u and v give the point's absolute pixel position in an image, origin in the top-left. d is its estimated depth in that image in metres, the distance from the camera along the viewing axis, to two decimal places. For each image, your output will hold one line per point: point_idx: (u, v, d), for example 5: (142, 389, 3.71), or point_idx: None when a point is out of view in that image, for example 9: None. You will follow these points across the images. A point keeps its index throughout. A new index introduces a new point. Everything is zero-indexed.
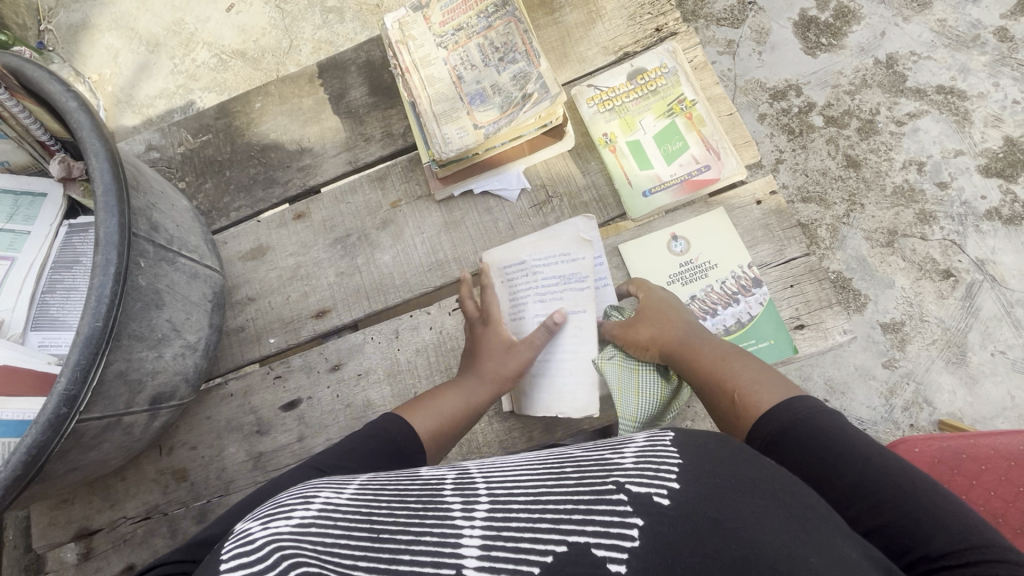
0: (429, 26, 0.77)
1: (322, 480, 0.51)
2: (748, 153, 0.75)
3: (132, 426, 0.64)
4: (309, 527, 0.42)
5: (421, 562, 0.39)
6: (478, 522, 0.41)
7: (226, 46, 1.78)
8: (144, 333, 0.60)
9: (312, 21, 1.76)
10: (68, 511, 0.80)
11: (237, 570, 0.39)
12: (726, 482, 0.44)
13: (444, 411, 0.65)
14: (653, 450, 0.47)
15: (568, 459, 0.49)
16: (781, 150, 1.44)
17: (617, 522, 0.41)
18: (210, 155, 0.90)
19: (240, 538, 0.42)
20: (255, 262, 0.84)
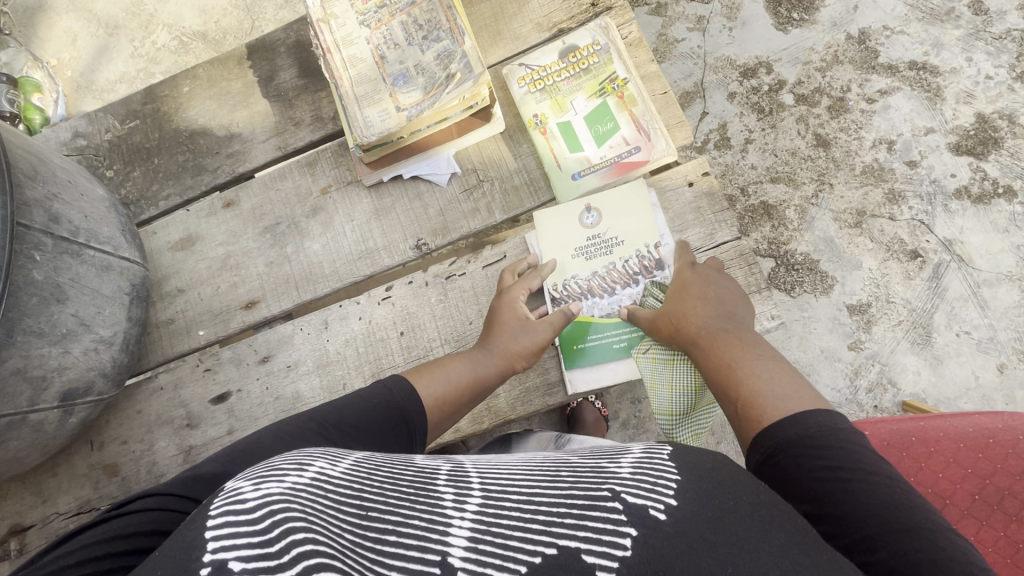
0: (351, 3, 0.74)
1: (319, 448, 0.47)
2: (681, 134, 0.72)
3: (43, 423, 0.63)
4: (302, 491, 0.39)
5: (406, 544, 0.37)
6: (469, 514, 0.40)
7: (187, 28, 1.73)
8: (43, 329, 0.58)
9: (274, 1, 1.71)
10: (0, 507, 0.79)
11: (220, 529, 0.35)
12: (726, 505, 0.42)
13: (445, 380, 0.63)
14: (651, 461, 0.45)
15: (564, 463, 0.48)
16: (750, 129, 1.40)
17: (611, 530, 0.39)
18: (137, 142, 0.87)
19: (229, 496, 0.38)
20: (185, 252, 0.82)
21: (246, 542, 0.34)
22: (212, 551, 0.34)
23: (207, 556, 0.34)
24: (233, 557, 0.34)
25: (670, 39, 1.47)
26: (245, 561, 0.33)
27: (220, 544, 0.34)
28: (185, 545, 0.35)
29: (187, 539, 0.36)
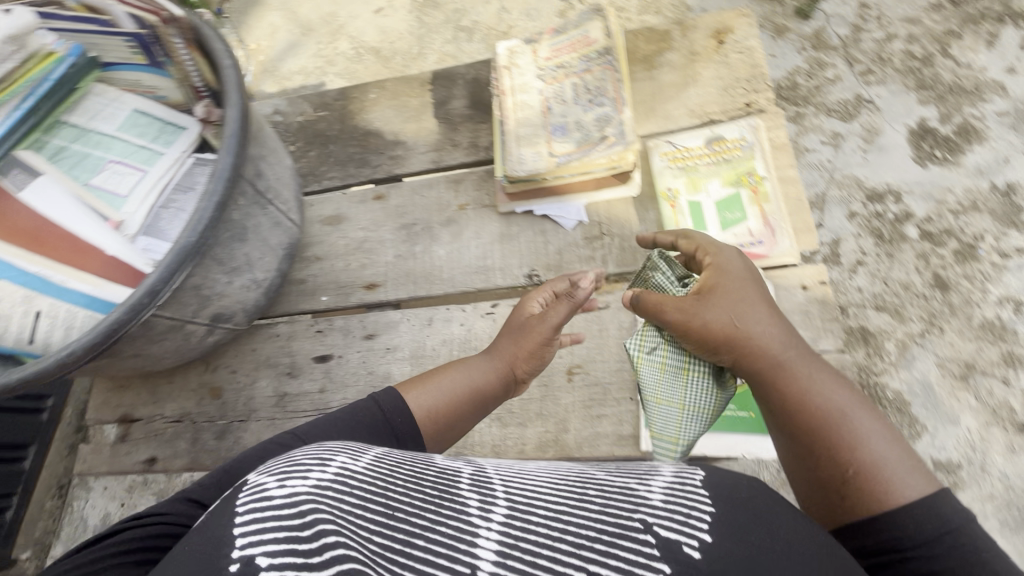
0: (535, 58, 0.86)
1: (335, 443, 0.47)
2: (807, 239, 0.75)
3: (192, 335, 0.74)
4: (326, 489, 0.39)
5: (435, 552, 0.38)
6: (496, 527, 0.40)
7: (365, 42, 1.99)
8: (224, 259, 0.70)
9: (444, 36, 1.93)
10: (120, 396, 0.92)
11: (247, 527, 0.36)
12: (762, 544, 0.41)
13: (440, 395, 0.66)
14: (683, 487, 0.44)
15: (589, 478, 0.47)
16: (864, 252, 1.24)
17: (643, 563, 0.39)
18: (321, 129, 1.02)
19: (255, 491, 0.39)
20: (331, 228, 0.94)
21: (273, 538, 0.35)
22: (242, 546, 0.35)
23: (236, 552, 0.35)
24: (261, 553, 0.34)
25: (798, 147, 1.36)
26: (272, 557, 0.34)
27: (250, 540, 0.35)
28: (215, 542, 0.36)
29: (218, 536, 0.37)
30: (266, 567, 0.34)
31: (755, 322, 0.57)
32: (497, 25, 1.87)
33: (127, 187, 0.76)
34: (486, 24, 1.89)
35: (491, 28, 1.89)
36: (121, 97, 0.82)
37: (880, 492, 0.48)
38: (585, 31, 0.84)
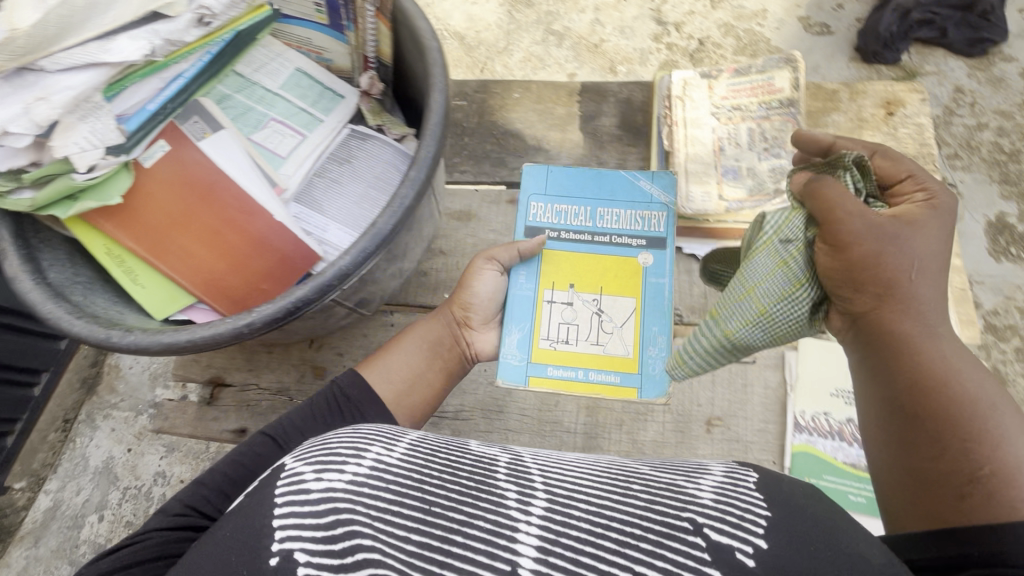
0: (710, 94, 0.84)
1: (370, 428, 0.54)
2: (970, 332, 0.73)
3: (333, 316, 0.71)
4: (362, 487, 0.46)
5: (473, 548, 0.44)
6: (535, 523, 0.45)
7: (451, 27, 1.79)
8: (392, 246, 0.67)
9: (533, 35, 1.75)
10: (211, 356, 0.88)
11: (286, 520, 0.45)
12: (822, 556, 0.42)
13: (404, 364, 0.69)
14: (735, 489, 0.47)
15: (633, 474, 0.52)
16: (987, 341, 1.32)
17: (692, 566, 0.42)
18: (458, 118, 0.98)
19: (292, 481, 0.47)
20: (459, 224, 0.92)
21: (312, 537, 0.43)
22: (281, 539, 0.44)
23: (275, 546, 0.44)
24: (300, 549, 0.43)
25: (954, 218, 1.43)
26: (310, 555, 0.43)
27: (289, 533, 0.44)
28: (253, 532, 0.45)
29: (256, 526, 0.45)
30: (303, 562, 0.42)
31: (948, 343, 0.50)
32: (590, 36, 1.72)
33: (287, 149, 0.74)
34: (579, 32, 1.72)
35: (584, 37, 1.72)
36: (286, 53, 0.78)
37: (989, 444, 0.46)
38: (769, 78, 0.82)
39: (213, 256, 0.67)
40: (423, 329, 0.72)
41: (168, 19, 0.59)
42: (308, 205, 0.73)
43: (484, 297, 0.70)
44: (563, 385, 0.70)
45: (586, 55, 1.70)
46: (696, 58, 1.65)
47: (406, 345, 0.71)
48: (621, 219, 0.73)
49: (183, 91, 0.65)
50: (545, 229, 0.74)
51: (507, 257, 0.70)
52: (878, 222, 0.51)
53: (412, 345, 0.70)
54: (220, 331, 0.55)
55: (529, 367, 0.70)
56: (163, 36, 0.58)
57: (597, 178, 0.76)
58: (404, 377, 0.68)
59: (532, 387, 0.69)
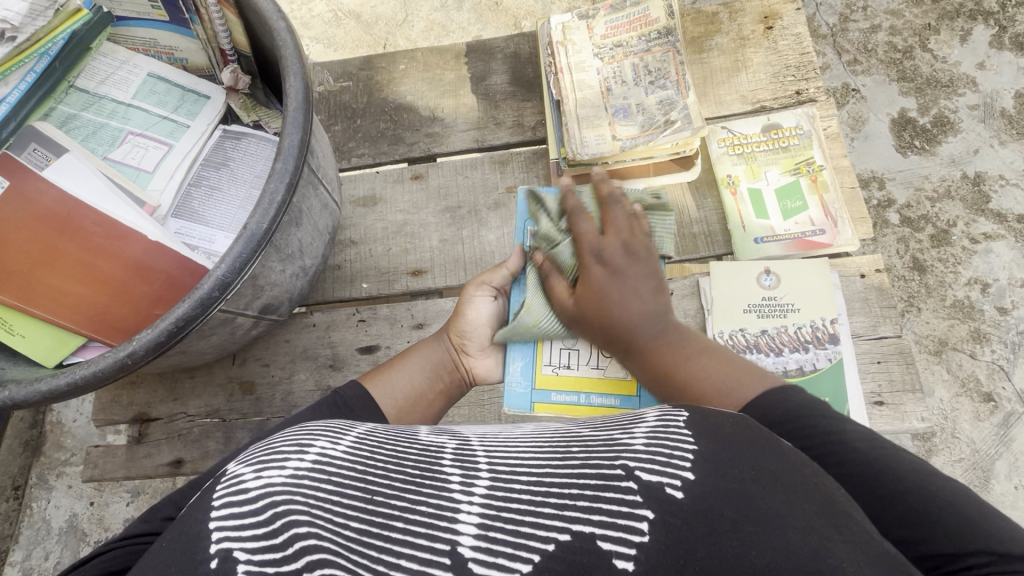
0: (590, 35, 0.82)
1: (318, 425, 0.49)
2: (863, 228, 0.77)
3: (238, 327, 0.68)
4: (302, 480, 0.41)
5: (414, 533, 0.39)
6: (477, 501, 0.40)
7: (344, 5, 1.71)
8: (282, 245, 0.64)
9: (431, 2, 1.68)
10: (131, 393, 0.83)
11: (224, 521, 0.39)
12: (752, 478, 0.39)
13: (410, 381, 0.68)
14: (666, 429, 0.43)
15: (573, 437, 0.47)
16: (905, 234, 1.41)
17: (626, 512, 0.39)
18: (346, 100, 0.93)
19: (232, 482, 0.42)
20: (366, 209, 0.89)
21: (251, 535, 0.38)
22: (217, 538, 0.38)
23: (213, 547, 0.38)
24: (239, 548, 0.37)
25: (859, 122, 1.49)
26: (250, 553, 0.37)
27: (225, 534, 0.38)
28: (191, 536, 0.39)
29: (195, 529, 0.39)
30: (243, 562, 0.36)
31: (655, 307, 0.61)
32: None
33: (152, 163, 0.69)
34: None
35: None
36: (133, 59, 0.72)
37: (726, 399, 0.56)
38: (645, 10, 0.81)
39: (88, 291, 0.62)
40: (426, 350, 0.71)
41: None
42: (189, 218, 0.69)
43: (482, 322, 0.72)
44: (568, 409, 0.75)
45: (488, 14, 1.66)
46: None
47: (414, 361, 0.70)
48: None
49: (13, 118, 0.63)
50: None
51: (501, 280, 0.73)
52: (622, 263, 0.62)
53: (419, 362, 0.70)
54: (100, 365, 0.52)
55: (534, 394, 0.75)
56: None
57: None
58: (408, 394, 0.67)
59: (537, 412, 0.74)
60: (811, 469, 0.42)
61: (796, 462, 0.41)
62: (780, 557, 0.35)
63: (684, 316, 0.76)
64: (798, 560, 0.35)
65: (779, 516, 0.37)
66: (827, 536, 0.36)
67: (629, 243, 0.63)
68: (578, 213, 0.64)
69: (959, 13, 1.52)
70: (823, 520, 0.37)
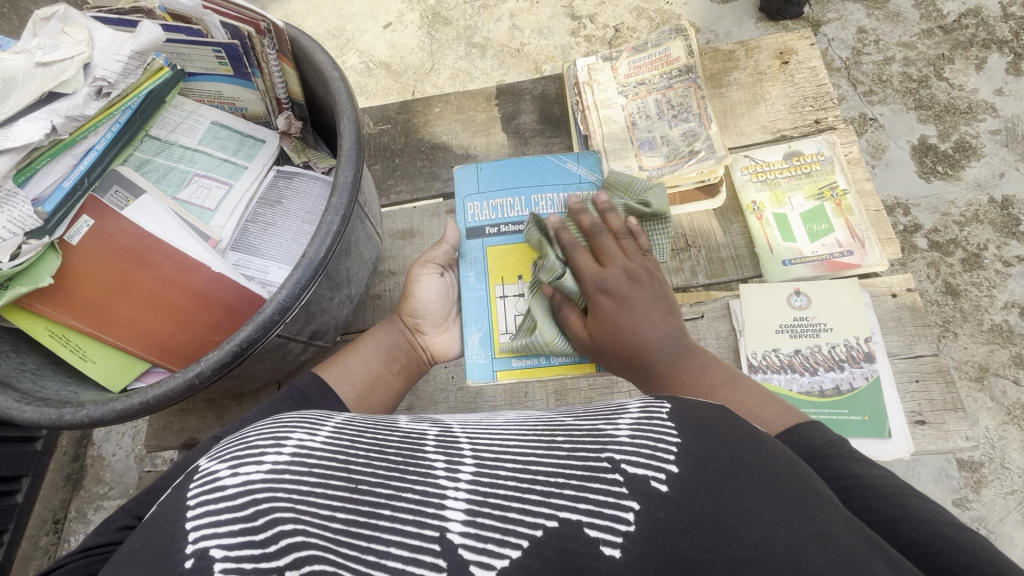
0: (614, 75, 0.87)
1: (292, 416, 0.49)
2: (891, 249, 0.79)
3: (289, 352, 0.72)
4: (283, 474, 0.41)
5: (402, 520, 0.40)
6: (463, 488, 0.42)
7: (375, 57, 1.83)
8: (332, 274, 0.68)
9: (456, 51, 1.79)
10: (182, 420, 0.87)
11: (201, 519, 0.39)
12: (727, 467, 0.40)
13: (363, 365, 0.71)
14: (651, 422, 0.45)
15: (558, 426, 0.48)
16: (934, 258, 1.40)
17: (613, 503, 0.40)
18: (385, 142, 1.00)
19: (207, 481, 0.42)
20: (404, 242, 0.94)
21: (228, 530, 0.38)
22: (194, 539, 0.38)
23: (189, 546, 0.38)
24: (216, 545, 0.37)
25: (879, 151, 1.51)
26: (228, 549, 0.37)
27: (202, 534, 0.38)
28: (165, 536, 0.39)
29: (169, 529, 0.40)
30: (221, 558, 0.37)
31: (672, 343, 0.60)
32: (510, 42, 1.77)
33: (215, 201, 0.75)
34: (500, 41, 1.78)
35: (505, 44, 1.78)
36: (199, 110, 0.80)
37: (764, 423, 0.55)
38: (666, 50, 0.87)
39: (156, 319, 0.67)
40: (379, 334, 0.74)
41: (66, 96, 0.64)
42: (247, 251, 0.74)
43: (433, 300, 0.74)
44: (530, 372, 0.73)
45: (510, 60, 1.76)
46: (615, 44, 1.71)
47: (367, 346, 0.73)
48: (556, 204, 0.77)
49: (98, 163, 0.69)
50: (485, 226, 0.77)
51: (443, 257, 0.74)
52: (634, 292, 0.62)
53: (372, 346, 0.72)
54: (172, 385, 0.56)
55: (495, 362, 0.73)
56: (62, 113, 0.63)
57: (528, 166, 0.79)
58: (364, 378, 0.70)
59: (500, 379, 0.73)
60: (793, 459, 0.42)
61: (774, 455, 0.42)
62: (758, 548, 0.35)
63: (717, 338, 0.77)
64: (775, 555, 0.35)
65: (755, 505, 0.38)
66: (801, 528, 0.36)
67: (630, 269, 0.63)
68: (597, 230, 0.66)
69: (972, 42, 1.56)
70: (796, 514, 0.37)
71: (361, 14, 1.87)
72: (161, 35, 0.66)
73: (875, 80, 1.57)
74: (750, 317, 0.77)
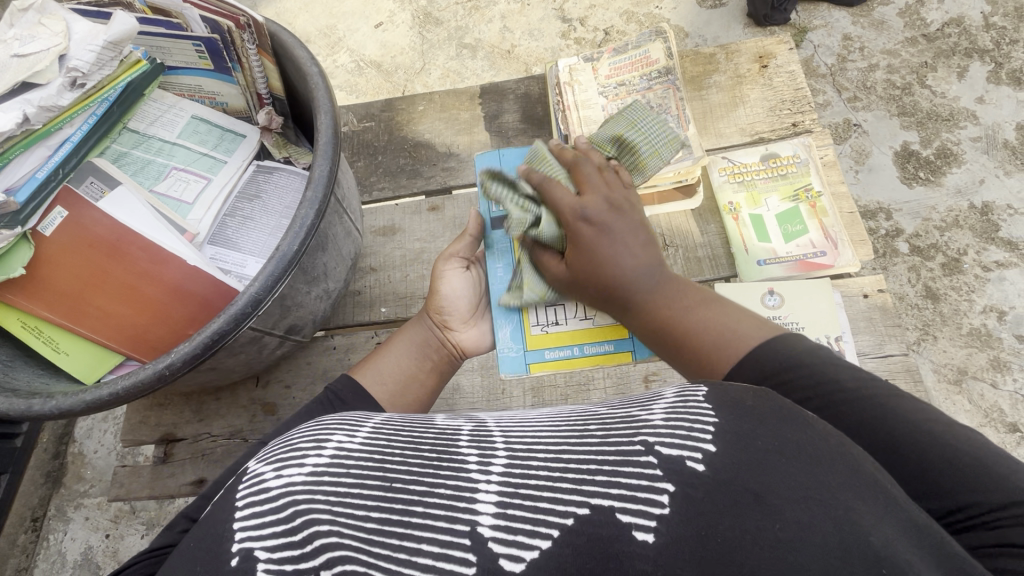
0: (595, 75, 0.88)
1: (333, 418, 0.51)
2: (863, 250, 0.80)
3: (265, 346, 0.72)
4: (322, 477, 0.43)
5: (435, 516, 0.41)
6: (495, 479, 0.42)
7: (366, 56, 1.84)
8: (308, 268, 0.68)
9: (447, 52, 1.80)
10: (158, 414, 0.87)
11: (247, 521, 0.42)
12: (770, 447, 0.40)
13: (395, 365, 0.70)
14: (685, 404, 0.44)
15: (591, 416, 0.49)
16: (914, 262, 1.42)
17: (647, 487, 0.40)
18: (368, 139, 1.00)
19: (253, 482, 0.45)
20: (385, 239, 0.94)
21: (272, 533, 0.41)
22: (240, 539, 0.41)
23: (235, 545, 0.41)
24: (260, 547, 0.40)
25: (862, 156, 1.53)
26: (270, 551, 0.40)
27: (247, 534, 0.41)
28: (217, 536, 0.43)
29: (219, 529, 0.43)
30: (264, 559, 0.40)
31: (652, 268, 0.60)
32: (501, 43, 1.78)
33: (193, 195, 0.75)
34: (490, 42, 1.79)
35: (495, 45, 1.79)
36: (179, 103, 0.80)
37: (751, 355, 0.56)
38: (646, 52, 0.88)
39: (131, 311, 0.66)
40: (409, 332, 0.73)
41: (41, 87, 0.64)
42: (224, 245, 0.74)
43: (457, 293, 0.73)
44: (563, 364, 0.75)
45: (501, 61, 1.77)
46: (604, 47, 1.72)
47: (396, 346, 0.72)
48: None
49: (73, 155, 0.68)
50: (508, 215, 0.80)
51: (468, 251, 0.75)
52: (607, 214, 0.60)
53: (405, 346, 0.72)
54: (143, 377, 0.56)
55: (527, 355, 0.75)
56: (36, 103, 0.62)
57: None
58: (395, 377, 0.69)
59: (534, 371, 0.75)
60: (837, 438, 0.43)
61: (823, 434, 0.42)
62: (805, 530, 0.36)
63: None
64: (825, 536, 0.36)
65: (800, 485, 0.38)
66: (853, 506, 0.37)
67: (611, 198, 0.62)
68: (580, 159, 0.64)
69: (954, 51, 1.58)
70: (848, 492, 0.38)
71: (352, 13, 1.87)
72: (135, 27, 0.66)
73: (858, 86, 1.59)
74: None
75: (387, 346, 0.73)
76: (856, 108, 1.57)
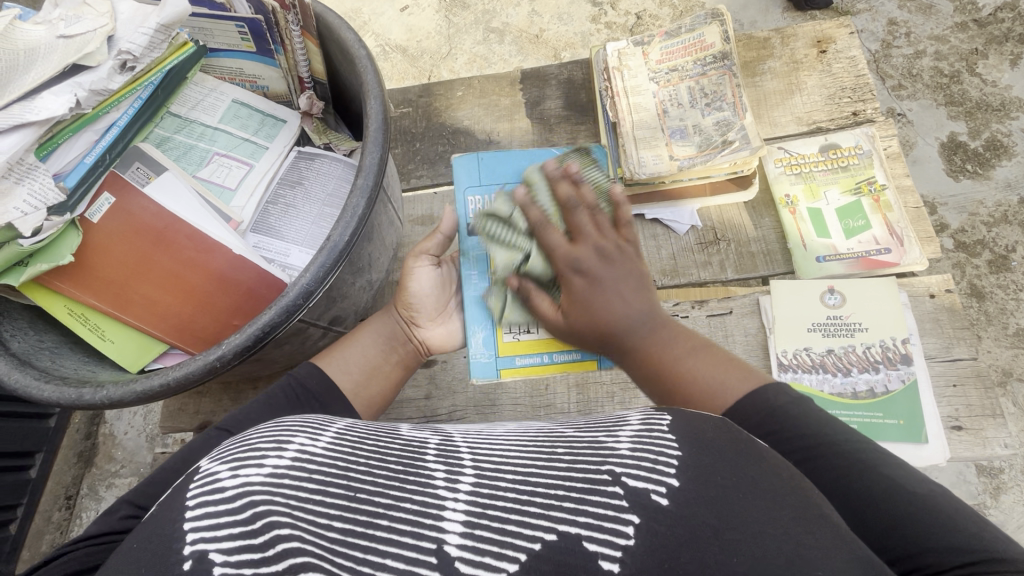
0: (646, 60, 0.84)
1: (295, 419, 0.48)
2: (930, 248, 0.76)
3: (309, 337, 0.70)
4: (282, 478, 0.39)
5: (400, 531, 0.38)
6: (462, 498, 0.40)
7: (391, 40, 1.80)
8: (355, 259, 0.67)
9: (474, 36, 1.76)
10: (197, 402, 0.87)
11: (200, 521, 0.37)
12: (727, 482, 0.40)
13: (360, 358, 0.68)
14: (651, 434, 0.43)
15: (558, 437, 0.47)
16: (959, 259, 1.37)
17: (613, 516, 0.38)
18: (406, 125, 0.97)
19: (206, 481, 0.40)
20: (423, 228, 0.92)
21: (228, 534, 0.36)
22: (193, 540, 0.36)
23: (187, 548, 0.36)
24: (215, 548, 0.35)
25: (907, 148, 1.47)
26: (227, 553, 0.35)
27: (201, 535, 0.36)
28: (164, 537, 0.37)
29: (164, 531, 0.38)
30: (220, 563, 0.35)
31: (645, 314, 0.56)
32: (529, 28, 1.73)
33: (236, 181, 0.74)
34: (518, 26, 1.74)
35: (523, 30, 1.74)
36: (220, 87, 0.78)
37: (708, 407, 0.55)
38: (700, 35, 0.83)
39: (176, 300, 0.65)
40: (375, 325, 0.71)
41: (90, 69, 0.62)
42: (268, 233, 0.73)
43: (427, 292, 0.71)
44: (534, 371, 0.72)
45: (528, 46, 1.72)
46: (637, 32, 1.67)
47: (363, 338, 0.69)
48: None
49: (119, 140, 0.67)
50: None
51: (438, 249, 0.71)
52: (610, 256, 0.56)
53: (370, 339, 0.70)
54: (190, 368, 0.55)
55: (499, 361, 0.72)
56: (87, 87, 0.61)
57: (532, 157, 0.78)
58: (361, 368, 0.67)
59: (504, 378, 0.72)
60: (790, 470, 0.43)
61: (773, 467, 0.42)
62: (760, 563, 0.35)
63: (745, 335, 0.75)
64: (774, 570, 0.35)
65: (757, 524, 0.37)
66: (803, 542, 0.37)
67: (601, 245, 0.55)
68: (572, 205, 0.56)
69: (1007, 37, 1.50)
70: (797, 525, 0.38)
71: None
72: (187, 7, 0.64)
73: (905, 74, 1.52)
74: (782, 315, 0.74)
75: (350, 337, 0.70)
76: (902, 98, 1.50)
